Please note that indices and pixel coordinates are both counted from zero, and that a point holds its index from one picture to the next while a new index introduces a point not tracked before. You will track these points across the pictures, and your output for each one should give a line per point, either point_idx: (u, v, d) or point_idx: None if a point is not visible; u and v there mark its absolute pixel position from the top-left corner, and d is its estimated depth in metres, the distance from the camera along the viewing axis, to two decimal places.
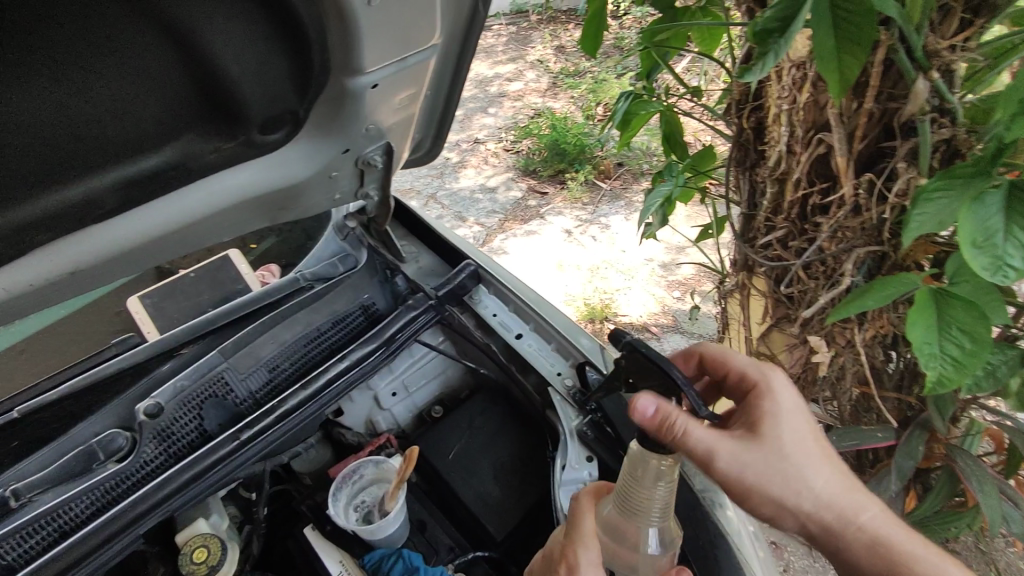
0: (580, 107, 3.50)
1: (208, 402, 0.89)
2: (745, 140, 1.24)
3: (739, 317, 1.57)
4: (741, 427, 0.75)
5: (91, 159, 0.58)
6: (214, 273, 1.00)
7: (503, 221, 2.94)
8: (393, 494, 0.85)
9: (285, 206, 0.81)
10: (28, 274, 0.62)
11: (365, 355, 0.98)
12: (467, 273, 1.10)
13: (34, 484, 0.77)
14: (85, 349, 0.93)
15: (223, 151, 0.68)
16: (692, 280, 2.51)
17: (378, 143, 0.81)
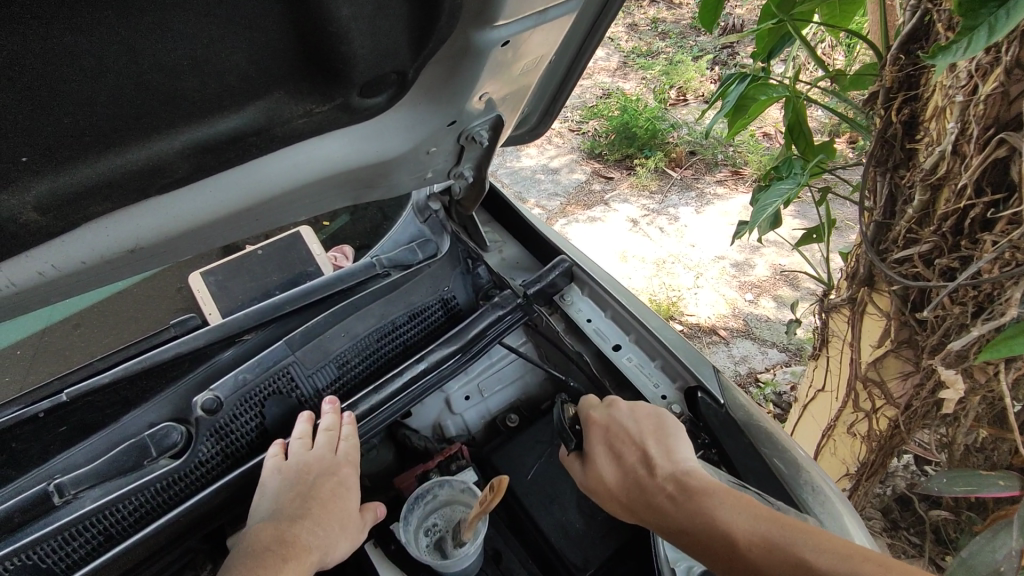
0: (653, 89, 3.15)
1: (271, 398, 0.80)
2: (891, 134, 0.98)
3: (848, 337, 1.23)
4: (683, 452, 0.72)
5: (162, 117, 0.47)
6: (285, 251, 0.90)
7: (565, 206, 2.64)
8: (472, 524, 0.74)
9: (374, 184, 0.69)
10: (80, 251, 0.52)
11: (444, 358, 0.87)
12: (559, 270, 1.00)
13: (81, 479, 0.68)
14: (145, 326, 0.85)
15: (315, 116, 0.55)
16: (767, 283, 2.16)
17: (488, 115, 0.70)
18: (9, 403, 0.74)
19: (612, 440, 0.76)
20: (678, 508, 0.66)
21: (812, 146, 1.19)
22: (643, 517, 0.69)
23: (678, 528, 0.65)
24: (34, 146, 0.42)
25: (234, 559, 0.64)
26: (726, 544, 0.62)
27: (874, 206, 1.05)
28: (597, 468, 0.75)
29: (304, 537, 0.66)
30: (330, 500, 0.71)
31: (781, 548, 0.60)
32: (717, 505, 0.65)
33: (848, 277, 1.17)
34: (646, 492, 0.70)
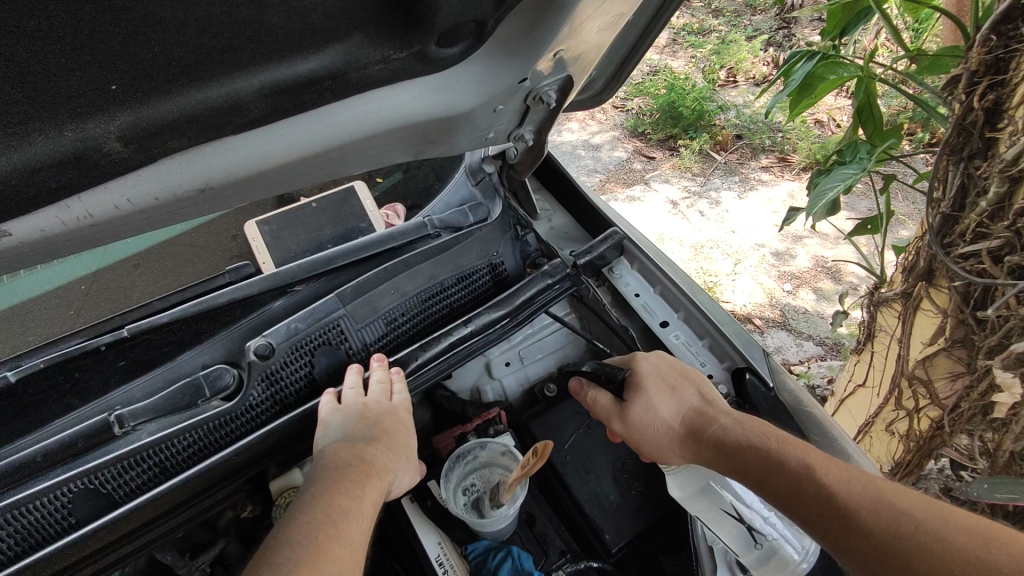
0: (702, 69, 3.04)
1: (321, 349, 0.81)
2: (969, 123, 0.91)
3: (897, 333, 1.17)
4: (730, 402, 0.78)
5: (246, 52, 0.47)
6: (339, 205, 0.90)
7: (604, 183, 2.59)
8: (511, 487, 0.74)
9: (438, 141, 0.68)
10: (154, 185, 0.52)
11: (493, 321, 0.87)
12: (609, 243, 0.99)
13: (138, 413, 0.71)
14: (198, 272, 0.86)
15: (392, 63, 0.55)
16: (808, 274, 2.11)
17: (558, 75, 0.68)
18: (71, 335, 0.76)
19: (666, 377, 0.79)
20: (746, 437, 0.71)
21: (881, 131, 1.15)
22: (703, 444, 0.73)
23: (746, 453, 0.70)
24: (123, 75, 0.44)
25: (318, 472, 0.66)
26: (800, 468, 0.67)
27: (943, 197, 0.98)
28: (651, 400, 0.77)
29: (380, 459, 0.70)
30: (397, 433, 0.74)
31: (853, 477, 0.66)
32: (783, 441, 0.71)
33: (905, 270, 1.12)
34: (707, 424, 0.74)
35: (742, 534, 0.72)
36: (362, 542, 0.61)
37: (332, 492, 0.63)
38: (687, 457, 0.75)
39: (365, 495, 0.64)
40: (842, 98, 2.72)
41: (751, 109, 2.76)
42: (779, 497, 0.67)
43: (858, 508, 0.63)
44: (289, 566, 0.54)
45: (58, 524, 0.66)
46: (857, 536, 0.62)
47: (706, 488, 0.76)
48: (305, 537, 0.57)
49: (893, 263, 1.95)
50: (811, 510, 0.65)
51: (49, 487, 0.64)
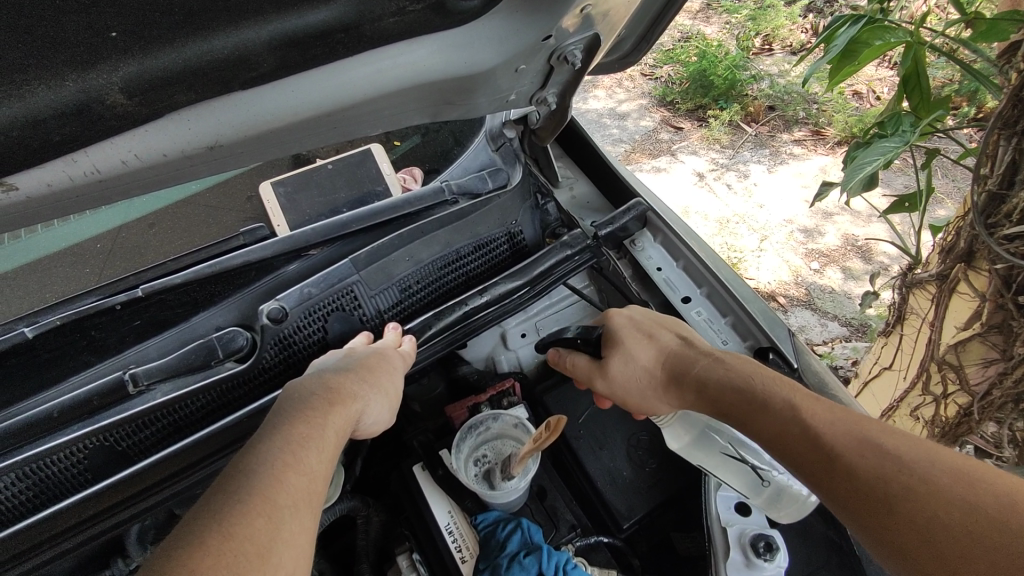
0: (736, 36, 2.91)
1: (335, 314, 0.80)
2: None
3: (929, 316, 1.13)
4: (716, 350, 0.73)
5: None
6: (355, 167, 0.87)
7: (628, 153, 2.52)
8: (523, 459, 0.73)
9: (456, 103, 0.65)
10: (161, 142, 0.50)
11: (509, 291, 0.86)
12: (633, 214, 0.96)
13: (153, 372, 0.70)
14: (213, 232, 0.85)
15: (408, 15, 0.52)
16: (837, 252, 2.04)
17: (584, 33, 0.64)
18: (87, 292, 0.76)
19: (642, 327, 0.78)
20: (728, 378, 0.67)
21: (928, 102, 1.07)
22: (683, 390, 0.70)
23: (728, 395, 0.66)
24: (123, 21, 0.43)
25: (284, 402, 0.61)
26: (785, 409, 0.62)
27: (990, 173, 0.92)
28: (628, 351, 0.75)
29: (350, 387, 0.65)
30: (378, 368, 0.70)
31: (842, 418, 0.60)
32: (770, 381, 0.66)
33: (943, 251, 1.07)
34: (687, 369, 0.71)
35: (747, 475, 0.71)
36: (323, 472, 0.55)
37: (295, 420, 0.58)
38: (673, 403, 0.72)
39: (328, 424, 0.59)
40: (883, 69, 2.58)
41: (787, 79, 2.64)
42: (762, 438, 0.63)
43: (843, 449, 0.57)
44: (242, 496, 0.49)
45: (77, 478, 0.67)
46: (840, 479, 0.56)
47: (703, 432, 0.75)
48: (262, 465, 0.52)
49: (928, 243, 1.87)
50: (793, 452, 0.60)
51: (67, 442, 0.65)
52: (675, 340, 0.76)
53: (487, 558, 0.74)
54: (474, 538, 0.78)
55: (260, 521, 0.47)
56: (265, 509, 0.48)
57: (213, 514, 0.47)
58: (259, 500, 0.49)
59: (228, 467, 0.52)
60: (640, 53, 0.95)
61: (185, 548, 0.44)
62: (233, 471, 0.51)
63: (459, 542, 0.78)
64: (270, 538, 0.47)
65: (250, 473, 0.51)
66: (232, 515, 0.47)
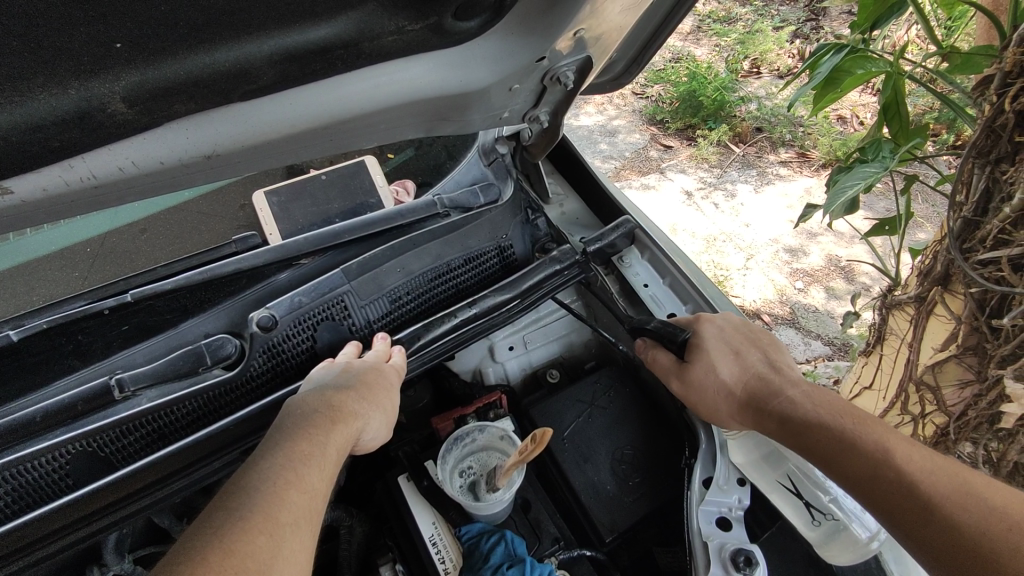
0: (726, 58, 2.97)
1: (324, 323, 0.81)
2: (998, 125, 0.88)
3: (908, 337, 1.15)
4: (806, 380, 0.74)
5: (255, 16, 0.47)
6: (348, 178, 0.86)
7: (618, 170, 2.55)
8: (508, 472, 0.73)
9: (450, 119, 0.67)
10: (159, 150, 0.51)
11: (499, 304, 0.87)
12: (620, 232, 0.98)
13: (139, 377, 0.70)
14: (204, 239, 0.85)
15: (406, 34, 0.54)
16: (820, 272, 2.08)
17: (577, 56, 0.67)
18: (75, 296, 0.76)
19: (731, 341, 0.79)
20: (815, 412, 0.69)
21: (907, 129, 1.11)
22: (763, 411, 0.72)
23: (813, 430, 0.68)
24: (128, 31, 0.44)
25: (285, 418, 0.62)
26: (878, 453, 0.64)
27: (966, 200, 0.96)
28: (712, 362, 0.77)
29: (351, 405, 0.66)
30: (375, 383, 0.71)
31: (937, 467, 0.63)
32: (858, 422, 0.68)
33: (921, 273, 1.10)
34: (769, 399, 0.72)
35: (798, 508, 0.74)
36: (322, 489, 0.57)
37: (296, 436, 0.59)
38: (746, 424, 0.74)
39: (330, 441, 0.61)
40: (867, 95, 2.66)
41: (774, 101, 2.70)
42: (853, 481, 0.65)
43: (944, 500, 0.60)
44: (245, 513, 0.49)
45: (57, 484, 0.67)
46: (936, 529, 0.59)
47: (768, 456, 0.78)
48: (264, 483, 0.53)
49: (908, 265, 1.91)
50: (887, 498, 0.62)
51: (49, 447, 0.65)
52: (761, 364, 0.76)
53: (471, 570, 0.75)
54: (457, 550, 0.78)
55: (262, 538, 0.48)
56: (267, 528, 0.49)
57: (216, 531, 0.47)
58: (262, 518, 0.49)
59: (227, 482, 0.53)
60: (632, 74, 0.97)
61: (185, 564, 0.44)
62: (233, 487, 0.52)
63: (442, 554, 0.78)
64: (271, 555, 0.48)
65: (251, 489, 0.52)
66: (235, 532, 0.48)
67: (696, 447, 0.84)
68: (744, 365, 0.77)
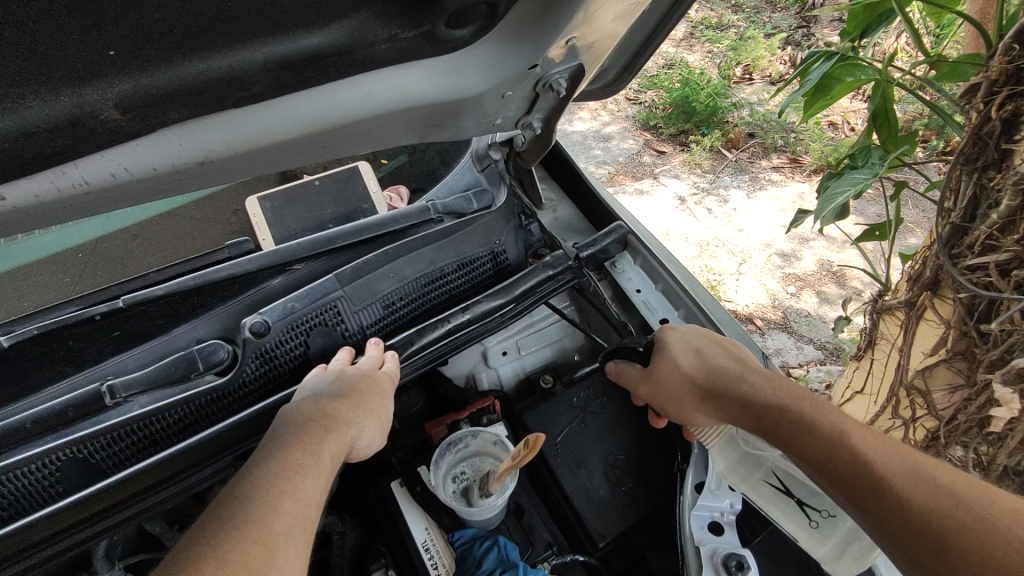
0: (718, 64, 3.00)
1: (317, 329, 0.81)
2: (986, 132, 0.89)
3: (898, 341, 1.16)
4: (765, 373, 0.75)
5: (249, 24, 0.47)
6: (342, 184, 0.88)
7: (612, 175, 2.56)
8: (500, 478, 0.73)
9: (444, 125, 0.67)
10: (152, 156, 0.51)
11: (492, 310, 0.87)
12: (613, 237, 0.98)
13: (131, 384, 0.71)
14: (197, 244, 0.85)
15: (399, 42, 0.54)
16: (813, 277, 2.09)
17: (569, 64, 0.67)
18: (66, 302, 0.76)
19: (694, 340, 0.81)
20: (774, 397, 0.71)
21: (895, 137, 1.13)
22: (725, 398, 0.73)
23: (773, 413, 0.69)
24: (121, 40, 0.43)
25: (279, 428, 0.62)
26: (833, 433, 0.65)
27: (954, 207, 0.97)
28: (676, 355, 0.79)
29: (345, 414, 0.66)
30: (369, 391, 0.71)
31: (891, 449, 0.63)
32: (816, 407, 0.69)
33: (911, 279, 1.11)
34: (731, 387, 0.73)
35: (794, 512, 0.71)
36: (316, 498, 0.56)
37: (290, 445, 0.59)
38: (710, 415, 0.74)
39: (324, 450, 0.61)
40: (858, 101, 2.68)
41: (766, 107, 2.72)
42: (808, 465, 0.65)
43: (895, 478, 0.60)
44: (237, 524, 0.49)
45: (48, 491, 0.66)
46: (889, 507, 0.59)
47: (749, 456, 0.75)
48: (257, 492, 0.53)
49: (898, 270, 1.93)
50: (841, 478, 0.62)
51: (39, 454, 0.65)
52: (721, 358, 0.78)
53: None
54: (450, 556, 0.78)
55: (255, 548, 0.48)
56: (260, 537, 0.49)
57: (209, 542, 0.47)
58: (255, 528, 0.49)
59: (220, 491, 0.53)
60: (625, 81, 0.98)
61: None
62: (227, 497, 0.52)
63: (435, 560, 0.77)
64: (264, 565, 0.48)
65: (245, 499, 0.52)
66: (228, 543, 0.47)
67: (689, 452, 0.85)
68: (705, 359, 0.78)
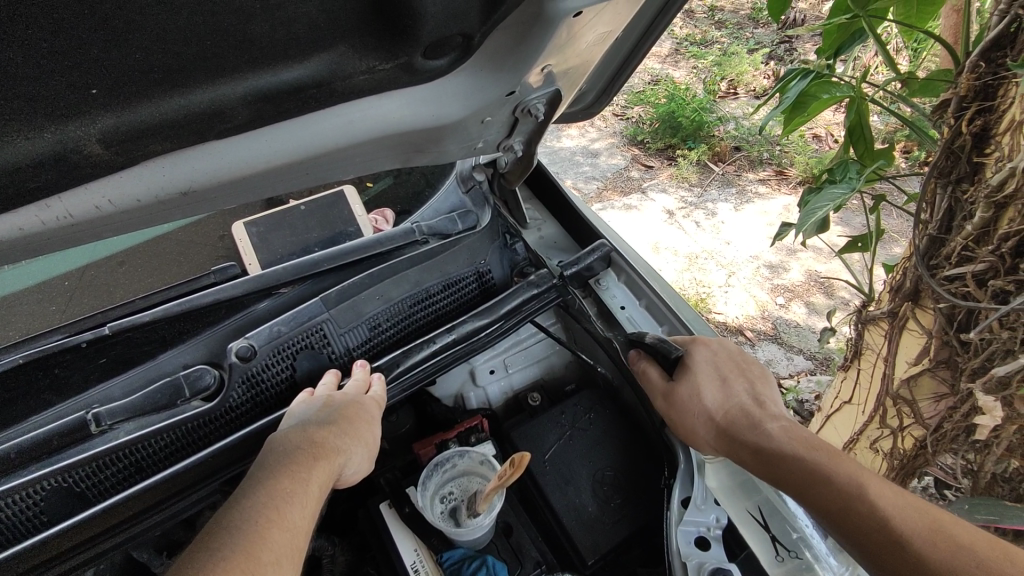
0: (703, 80, 3.04)
1: (303, 352, 0.81)
2: (961, 147, 0.92)
3: (883, 351, 1.17)
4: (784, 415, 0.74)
5: (230, 60, 0.48)
6: (327, 209, 0.89)
7: (601, 190, 2.59)
8: (487, 497, 0.73)
9: (426, 151, 0.69)
10: (135, 187, 0.53)
11: (478, 329, 0.88)
12: (597, 255, 0.99)
13: (116, 412, 0.70)
14: (184, 269, 0.86)
15: (377, 74, 0.55)
16: (801, 288, 2.12)
17: (546, 89, 0.69)
18: (53, 329, 0.76)
19: (719, 368, 0.81)
20: (790, 445, 0.70)
21: (872, 151, 1.16)
22: (739, 440, 0.73)
23: (789, 461, 0.69)
24: (103, 78, 0.44)
25: (267, 456, 0.63)
26: (851, 487, 0.65)
27: (930, 218, 0.99)
28: (699, 386, 0.80)
29: (332, 442, 0.67)
30: (357, 417, 0.71)
31: (909, 504, 0.64)
32: (833, 457, 0.68)
33: (893, 289, 1.11)
34: (746, 430, 0.73)
35: (765, 542, 0.71)
36: (304, 526, 0.57)
37: (278, 474, 0.59)
38: (719, 449, 0.76)
39: (312, 478, 0.61)
40: (841, 114, 2.73)
41: (751, 121, 2.77)
42: (823, 515, 0.65)
43: (914, 537, 0.61)
44: (226, 553, 0.49)
45: (32, 521, 0.66)
46: (907, 566, 0.60)
47: (745, 483, 0.76)
48: (246, 522, 0.53)
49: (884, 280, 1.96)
50: (859, 532, 0.62)
51: (25, 483, 0.64)
52: (742, 396, 0.77)
53: None
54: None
55: None
56: (248, 567, 0.49)
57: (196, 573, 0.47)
58: (242, 557, 0.49)
59: (206, 521, 0.53)
60: (601, 104, 1.00)
61: None
62: (213, 527, 0.52)
63: None
64: None
65: (232, 529, 0.52)
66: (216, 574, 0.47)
67: (675, 467, 0.85)
68: (726, 393, 0.78)
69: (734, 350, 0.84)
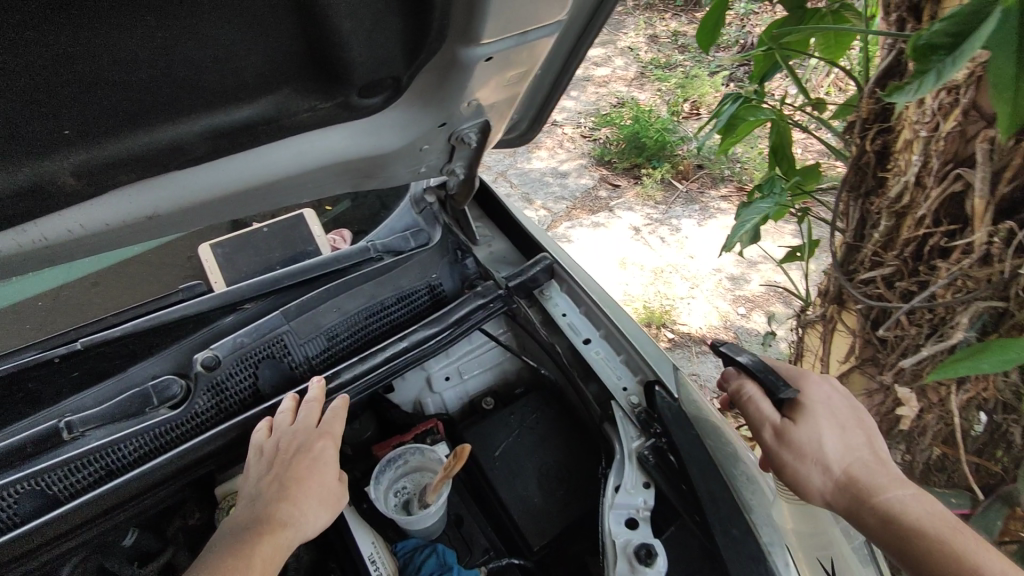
0: (667, 102, 3.18)
1: (265, 361, 0.87)
2: (864, 163, 1.03)
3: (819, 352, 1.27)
4: (880, 465, 0.72)
5: (187, 103, 0.56)
6: (287, 231, 0.97)
7: (570, 210, 2.70)
8: (436, 487, 0.81)
9: (372, 177, 0.78)
10: (104, 213, 0.60)
11: (429, 336, 0.95)
12: (540, 267, 1.07)
13: (88, 419, 0.77)
14: (155, 288, 0.93)
15: (319, 111, 0.64)
16: (761, 298, 2.22)
17: (476, 120, 0.78)
18: (29, 346, 0.83)
19: (838, 413, 0.76)
20: (927, 517, 0.67)
21: (793, 168, 1.27)
22: (867, 503, 0.69)
23: (915, 534, 0.66)
24: (76, 122, 0.52)
25: (218, 539, 0.69)
26: (958, 559, 0.62)
27: (846, 228, 1.10)
28: (823, 434, 0.74)
29: (280, 512, 0.71)
30: (305, 473, 0.75)
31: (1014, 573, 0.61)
32: (955, 528, 0.66)
33: (821, 294, 1.23)
34: (878, 494, 0.69)
35: None
36: None
37: (221, 558, 0.66)
38: (829, 501, 0.73)
39: (258, 553, 0.67)
40: None
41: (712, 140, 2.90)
42: None
43: None
44: None
45: (2, 521, 0.71)
46: None
47: (814, 533, 0.79)
48: None
49: None
50: None
51: (2, 485, 0.70)
52: (874, 455, 0.73)
53: None
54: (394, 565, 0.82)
55: None
56: None
57: None
58: None
59: None
60: (529, 136, 1.10)
61: None
62: None
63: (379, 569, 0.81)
64: None
65: None
66: None
67: (611, 458, 0.92)
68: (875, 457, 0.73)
69: (840, 387, 0.80)
